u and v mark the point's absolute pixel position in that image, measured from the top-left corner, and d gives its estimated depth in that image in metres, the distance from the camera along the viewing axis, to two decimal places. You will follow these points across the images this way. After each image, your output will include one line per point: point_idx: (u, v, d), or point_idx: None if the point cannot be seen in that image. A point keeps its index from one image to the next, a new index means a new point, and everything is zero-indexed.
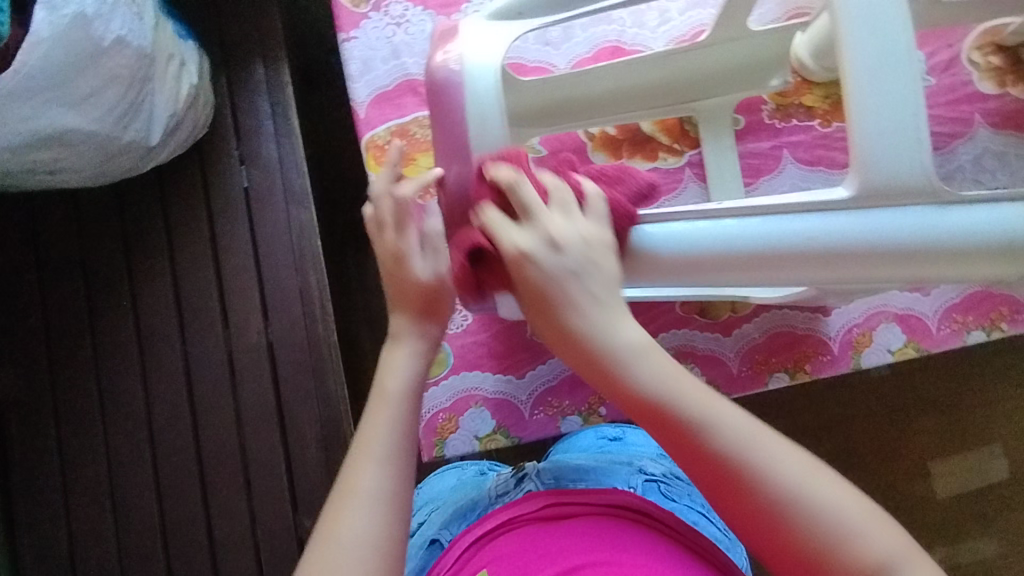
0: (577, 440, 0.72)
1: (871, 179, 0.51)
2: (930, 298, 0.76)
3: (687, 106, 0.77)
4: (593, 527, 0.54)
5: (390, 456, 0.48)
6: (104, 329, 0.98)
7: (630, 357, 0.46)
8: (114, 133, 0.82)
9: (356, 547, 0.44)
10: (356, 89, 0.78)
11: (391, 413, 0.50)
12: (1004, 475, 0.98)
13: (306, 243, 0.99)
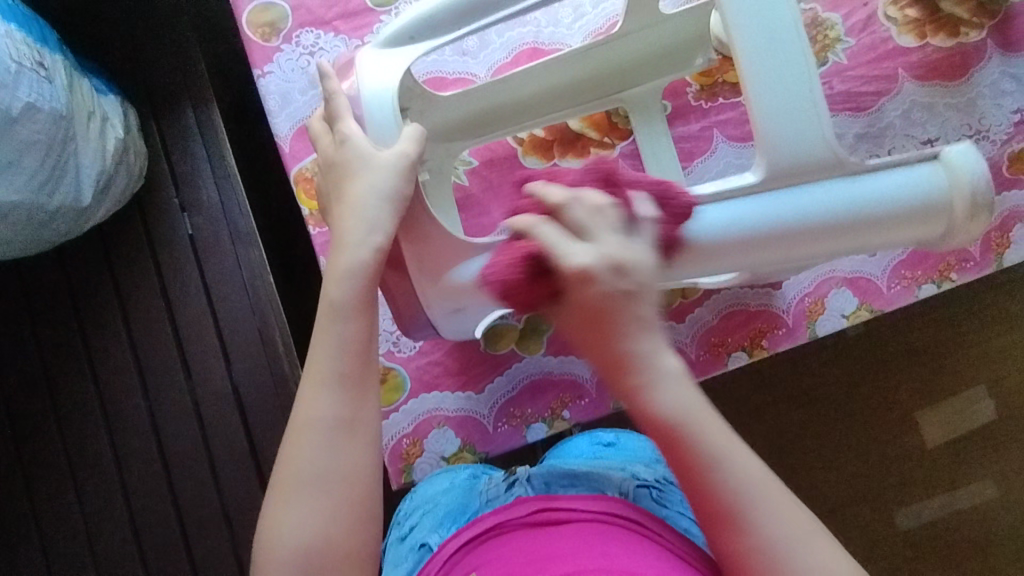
0: (571, 445, 0.72)
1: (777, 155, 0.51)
2: (877, 258, 0.76)
3: (617, 97, 0.76)
4: (578, 531, 0.51)
5: (343, 379, 0.48)
6: (65, 395, 0.97)
7: (661, 382, 0.43)
8: (40, 200, 0.81)
9: (316, 476, 0.46)
10: (278, 124, 0.77)
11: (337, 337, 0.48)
12: (987, 418, 0.98)
13: (259, 282, 0.98)
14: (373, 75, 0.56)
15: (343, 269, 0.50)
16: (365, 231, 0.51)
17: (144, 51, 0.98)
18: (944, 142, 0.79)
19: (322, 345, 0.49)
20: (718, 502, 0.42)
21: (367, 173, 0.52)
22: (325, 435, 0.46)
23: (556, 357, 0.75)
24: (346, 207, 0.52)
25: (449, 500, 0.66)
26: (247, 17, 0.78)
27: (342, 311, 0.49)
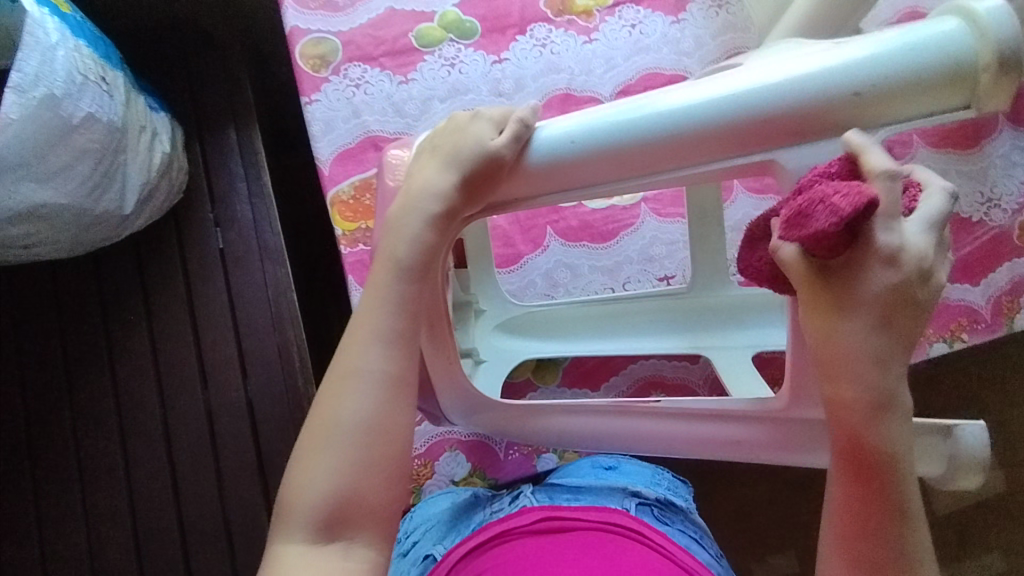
0: (572, 467, 0.71)
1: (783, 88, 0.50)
2: (982, 288, 0.80)
3: None
4: (583, 541, 0.52)
5: (390, 336, 0.54)
6: (82, 397, 0.99)
7: (887, 478, 0.48)
8: (86, 205, 0.85)
9: (356, 425, 0.52)
10: (320, 148, 0.82)
11: (388, 310, 0.55)
12: (996, 487, 0.98)
13: (283, 299, 1.00)
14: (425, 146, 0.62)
15: (373, 340, 0.54)
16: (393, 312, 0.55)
17: (197, 76, 1.04)
18: (957, 208, 0.82)
19: (375, 310, 0.55)
20: (865, 561, 0.49)
21: (415, 242, 0.56)
22: (371, 383, 0.53)
23: (569, 390, 0.77)
24: (392, 238, 0.56)
25: (454, 516, 0.67)
26: (300, 49, 0.83)
27: (372, 381, 0.53)
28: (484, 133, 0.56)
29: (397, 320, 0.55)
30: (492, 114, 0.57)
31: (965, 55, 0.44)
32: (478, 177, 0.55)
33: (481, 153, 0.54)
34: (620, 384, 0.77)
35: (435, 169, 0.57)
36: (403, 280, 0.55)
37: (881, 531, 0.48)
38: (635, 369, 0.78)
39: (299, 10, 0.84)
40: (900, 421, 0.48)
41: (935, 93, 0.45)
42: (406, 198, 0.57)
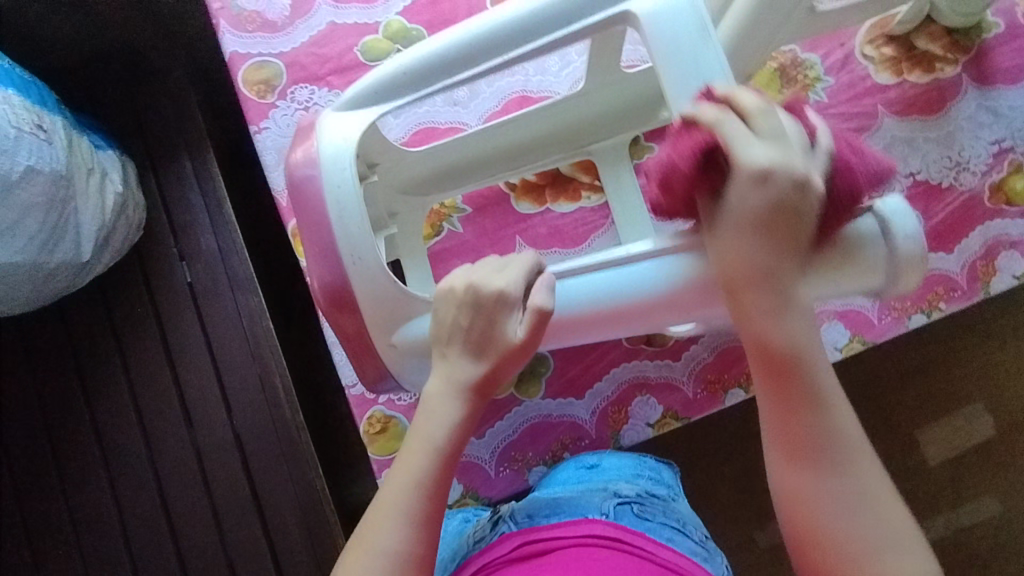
0: (556, 474, 0.71)
1: None
2: (954, 255, 0.80)
3: (581, 149, 0.77)
4: (560, 560, 0.51)
5: (410, 513, 0.47)
6: (66, 449, 0.97)
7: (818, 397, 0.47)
8: (41, 259, 0.82)
9: None
10: (274, 178, 0.79)
11: (416, 470, 0.48)
12: (986, 435, 0.99)
13: (258, 328, 0.98)
14: (332, 138, 0.56)
15: (390, 512, 0.47)
16: (416, 487, 0.47)
17: (143, 106, 1.00)
18: (927, 175, 0.81)
19: (400, 473, 0.48)
20: (805, 445, 0.47)
21: (441, 431, 0.49)
22: (379, 565, 0.45)
23: (554, 400, 0.76)
24: (423, 414, 0.50)
25: (444, 550, 0.66)
26: (242, 75, 0.80)
27: (385, 564, 0.45)
28: (512, 321, 0.50)
29: (424, 501, 0.47)
30: (506, 299, 0.50)
31: (875, 251, 0.51)
32: (503, 364, 0.50)
33: (515, 347, 0.50)
34: (605, 390, 0.76)
35: (461, 353, 0.51)
36: (431, 459, 0.48)
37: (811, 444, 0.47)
38: (619, 372, 0.76)
39: (237, 34, 0.81)
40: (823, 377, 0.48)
41: (852, 278, 0.52)
42: (433, 394, 0.51)
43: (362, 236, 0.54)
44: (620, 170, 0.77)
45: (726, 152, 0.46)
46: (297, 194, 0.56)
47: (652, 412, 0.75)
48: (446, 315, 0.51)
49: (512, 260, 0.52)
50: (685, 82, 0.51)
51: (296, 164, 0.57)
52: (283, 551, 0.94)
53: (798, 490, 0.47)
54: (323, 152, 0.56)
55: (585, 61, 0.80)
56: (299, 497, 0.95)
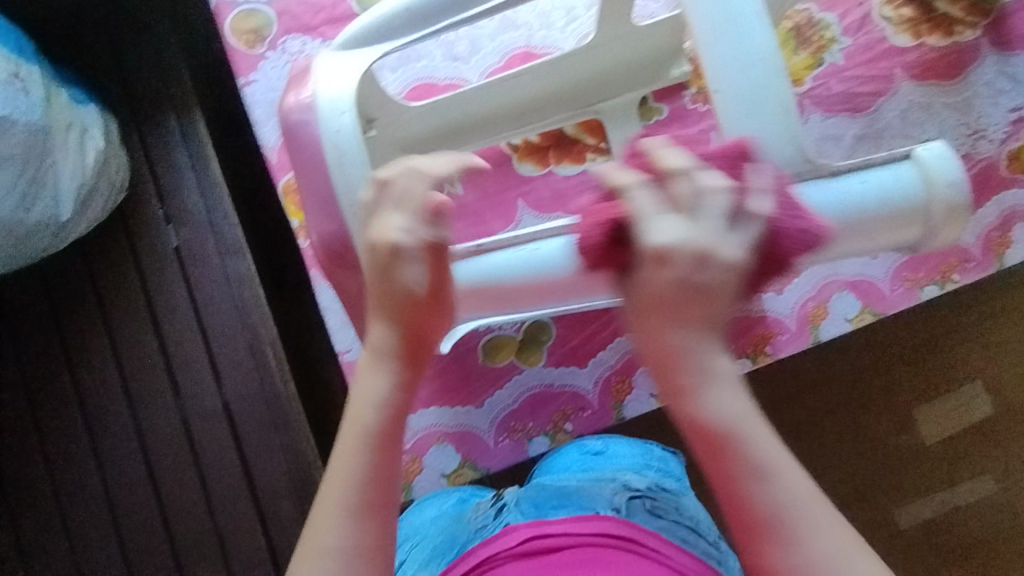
0: (557, 458, 0.69)
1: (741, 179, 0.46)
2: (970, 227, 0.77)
3: (591, 106, 0.73)
4: (575, 559, 0.49)
5: (357, 507, 0.43)
6: (48, 416, 0.94)
7: (730, 416, 0.43)
8: (18, 216, 0.78)
9: None
10: (264, 133, 0.75)
11: (354, 460, 0.44)
12: (984, 414, 0.98)
13: (248, 295, 0.95)
14: (327, 79, 0.52)
15: (335, 509, 0.43)
16: (362, 475, 0.44)
17: (126, 60, 0.96)
18: (943, 143, 0.78)
19: (340, 471, 0.45)
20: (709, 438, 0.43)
21: (376, 407, 0.46)
22: (333, 565, 0.42)
23: (556, 369, 0.73)
24: (360, 389, 0.47)
25: (438, 531, 0.63)
26: (230, 24, 0.76)
27: (337, 562, 0.42)
28: (434, 271, 0.44)
29: (371, 487, 0.44)
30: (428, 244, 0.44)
31: (916, 202, 0.48)
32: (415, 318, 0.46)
33: (414, 301, 0.45)
34: (609, 359, 0.73)
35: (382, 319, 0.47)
36: (371, 441, 0.45)
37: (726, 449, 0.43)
38: (623, 342, 0.73)
39: None
40: (711, 381, 0.44)
41: (886, 232, 0.49)
42: (366, 368, 0.47)
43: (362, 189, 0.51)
44: (629, 129, 0.74)
45: (636, 231, 0.43)
46: (295, 140, 0.53)
47: (657, 382, 0.73)
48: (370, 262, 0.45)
49: (434, 168, 0.44)
50: (712, 16, 0.46)
51: (291, 107, 0.54)
52: (274, 522, 0.92)
53: (731, 486, 0.43)
54: (316, 93, 0.51)
55: (594, 15, 0.76)
56: (290, 469, 0.92)
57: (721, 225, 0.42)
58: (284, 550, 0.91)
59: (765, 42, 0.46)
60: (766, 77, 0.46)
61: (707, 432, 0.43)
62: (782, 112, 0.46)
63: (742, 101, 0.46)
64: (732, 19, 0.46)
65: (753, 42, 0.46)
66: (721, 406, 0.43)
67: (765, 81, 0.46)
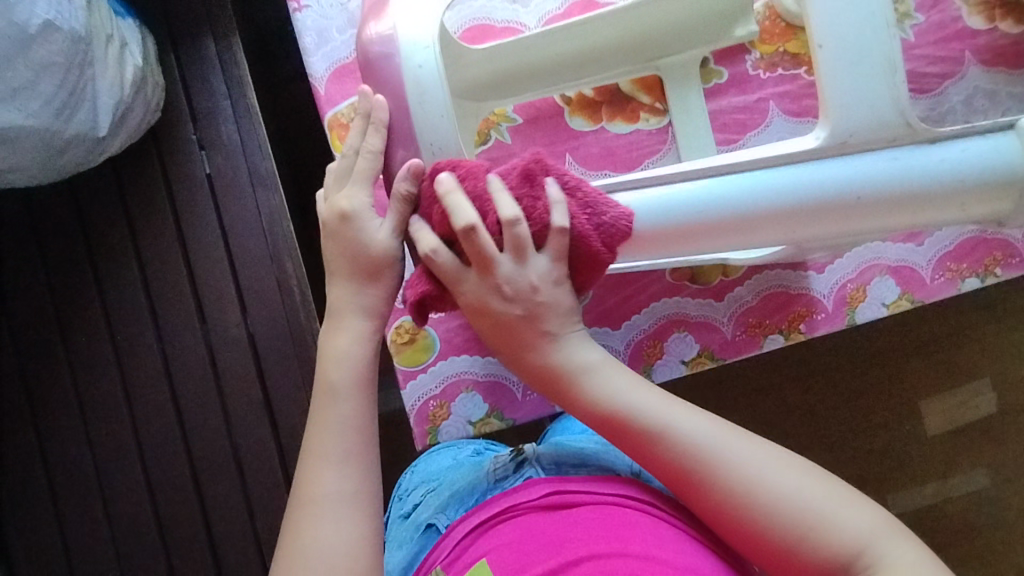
0: (575, 420, 0.71)
1: (838, 122, 0.45)
2: None
3: (651, 63, 0.72)
4: (592, 515, 0.51)
5: (346, 456, 0.48)
6: (74, 332, 0.94)
7: (630, 404, 0.50)
8: (57, 128, 0.77)
9: (320, 560, 0.45)
10: (313, 63, 0.73)
11: (336, 413, 0.49)
12: (991, 411, 0.99)
13: (278, 229, 0.95)
14: (411, 17, 0.50)
15: (326, 460, 0.48)
16: (345, 423, 0.49)
17: None
18: None
19: (321, 429, 0.49)
20: (614, 431, 0.51)
21: (352, 357, 0.51)
22: (333, 509, 0.46)
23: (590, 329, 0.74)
24: (333, 336, 0.52)
25: (454, 478, 0.66)
26: None
27: (334, 502, 0.46)
28: (506, 289, 0.50)
29: (351, 433, 0.49)
30: (516, 287, 0.50)
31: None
32: (381, 275, 0.53)
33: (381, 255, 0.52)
34: (643, 322, 0.74)
35: (347, 279, 0.53)
36: (349, 393, 0.50)
37: (636, 426, 0.50)
38: (658, 307, 0.74)
39: None
40: (589, 377, 0.51)
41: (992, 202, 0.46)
42: (328, 329, 0.53)
43: (443, 125, 0.49)
44: (688, 90, 0.72)
45: (450, 287, 0.50)
46: (372, 71, 0.51)
47: (688, 350, 0.73)
48: (415, 285, 0.51)
49: (361, 140, 0.52)
50: None
51: (370, 40, 0.51)
52: (291, 454, 0.94)
53: (682, 472, 0.48)
54: (400, 30, 0.49)
55: None
56: (309, 404, 0.94)
57: (513, 258, 0.49)
58: None
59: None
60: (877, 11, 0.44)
61: (614, 424, 0.50)
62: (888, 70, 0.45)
63: (846, 44, 0.45)
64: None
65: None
66: (621, 398, 0.51)
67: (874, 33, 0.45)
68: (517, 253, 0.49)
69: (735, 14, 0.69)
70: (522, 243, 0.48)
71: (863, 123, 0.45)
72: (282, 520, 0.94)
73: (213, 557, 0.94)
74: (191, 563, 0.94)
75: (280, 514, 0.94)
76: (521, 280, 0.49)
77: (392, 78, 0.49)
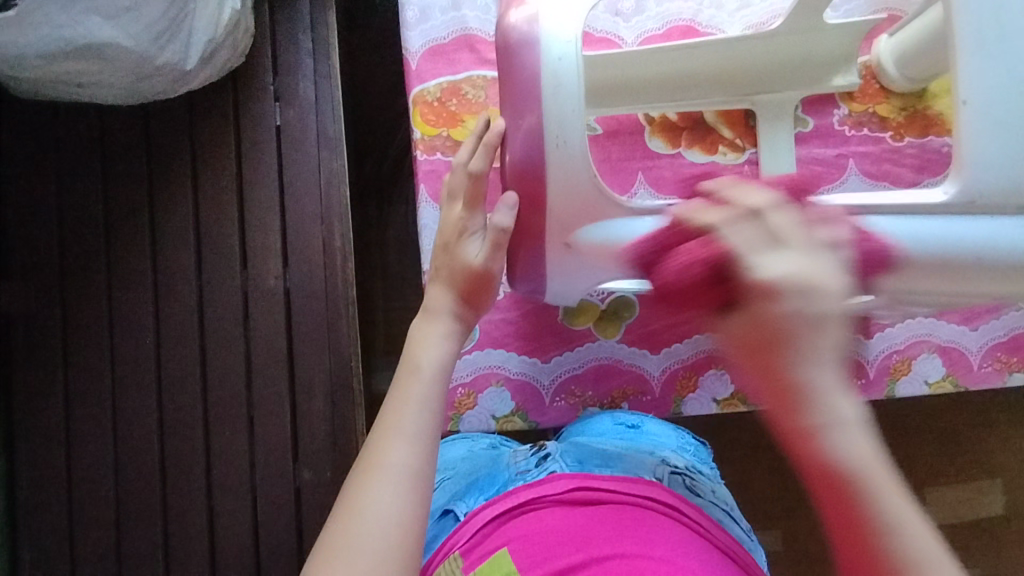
0: (593, 423, 0.70)
1: (970, 178, 0.49)
2: None
3: (747, 97, 0.73)
4: (617, 514, 0.52)
5: (417, 431, 0.47)
6: (119, 253, 0.96)
7: (840, 424, 0.40)
8: (148, 52, 0.78)
9: (376, 524, 0.42)
10: (410, 38, 0.75)
11: (418, 390, 0.49)
12: (999, 512, 0.98)
13: (335, 192, 0.96)
14: (556, 12, 0.55)
15: (398, 430, 0.47)
16: (424, 403, 0.49)
17: None
18: None
19: (400, 402, 0.48)
20: (791, 421, 0.41)
21: (441, 350, 0.53)
22: (395, 478, 0.44)
23: (629, 348, 0.75)
24: (423, 324, 0.55)
25: (472, 469, 0.66)
26: None
27: (395, 478, 0.44)
28: (800, 318, 0.39)
29: (428, 416, 0.48)
30: (794, 284, 0.39)
31: None
32: (480, 290, 0.57)
33: (476, 268, 0.56)
34: (681, 352, 0.74)
35: (444, 284, 0.57)
36: (432, 376, 0.50)
37: (856, 492, 0.40)
38: (700, 341, 0.74)
39: None
40: (820, 371, 0.40)
41: None
42: (421, 320, 0.56)
43: (572, 119, 0.53)
44: (775, 130, 0.73)
45: (740, 265, 0.41)
46: (511, 57, 0.56)
47: (722, 389, 0.74)
48: (689, 256, 0.44)
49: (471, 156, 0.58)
50: (982, 14, 0.49)
51: (514, 27, 0.56)
52: (302, 413, 0.95)
53: (851, 495, 0.40)
54: (544, 25, 0.54)
55: (776, 11, 0.74)
56: (331, 369, 0.95)
57: (823, 267, 0.40)
58: (305, 441, 0.95)
59: None
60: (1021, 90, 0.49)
61: (791, 391, 0.40)
62: None
63: (992, 112, 0.49)
64: (1004, 30, 0.49)
65: (1016, 65, 0.49)
66: (839, 409, 0.40)
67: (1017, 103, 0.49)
68: (781, 243, 0.41)
69: (835, 62, 0.71)
70: (777, 235, 0.42)
71: (993, 181, 0.49)
72: (280, 476, 0.94)
73: (205, 499, 0.94)
74: (183, 500, 0.95)
75: (280, 469, 0.94)
76: (809, 280, 0.40)
77: (533, 66, 0.54)
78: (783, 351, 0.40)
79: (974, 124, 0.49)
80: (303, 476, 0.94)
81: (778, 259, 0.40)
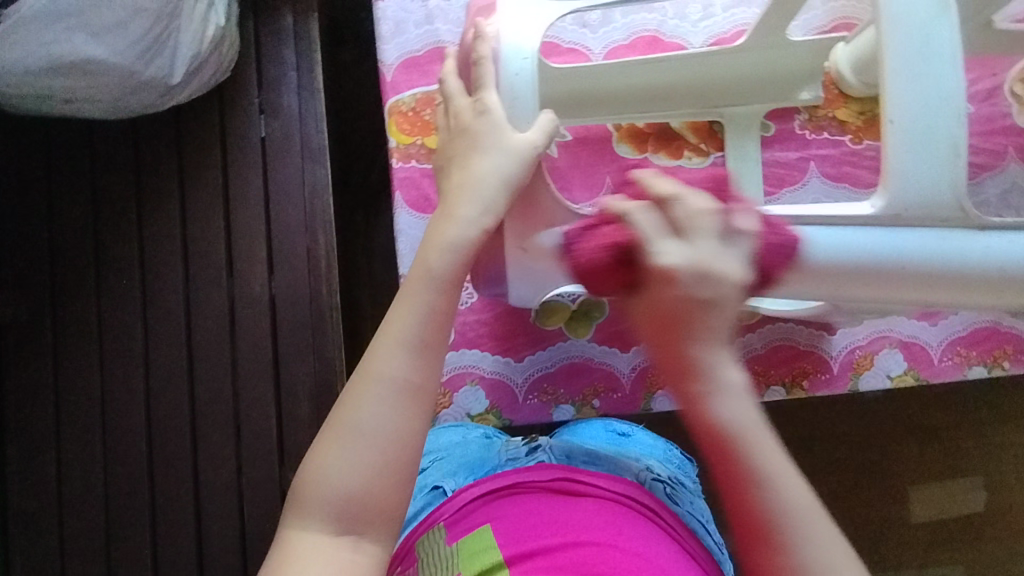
0: (586, 428, 0.72)
1: (900, 194, 0.51)
2: None
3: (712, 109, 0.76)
4: (598, 507, 0.53)
5: (416, 344, 0.47)
6: (108, 262, 0.98)
7: (723, 386, 0.45)
8: (134, 67, 0.81)
9: (368, 436, 0.46)
10: (386, 51, 0.78)
11: (423, 300, 0.48)
12: (977, 508, 1.00)
13: (318, 201, 0.98)
14: (513, 28, 0.57)
15: (396, 345, 0.47)
16: (427, 313, 0.48)
17: None
18: None
19: (403, 312, 0.49)
20: (676, 369, 0.46)
21: (459, 250, 0.50)
22: (389, 393, 0.46)
23: (599, 346, 0.77)
24: (443, 224, 0.51)
25: (464, 453, 0.68)
26: None
27: (392, 389, 0.47)
28: (705, 283, 0.43)
29: (428, 327, 0.48)
30: (698, 264, 0.44)
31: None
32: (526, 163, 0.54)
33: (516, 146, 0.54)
34: None
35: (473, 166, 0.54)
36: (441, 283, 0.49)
37: (739, 446, 0.44)
38: None
39: None
40: (711, 337, 0.45)
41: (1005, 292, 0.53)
42: (450, 211, 0.52)
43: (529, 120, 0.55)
44: (737, 134, 0.76)
45: (645, 252, 0.45)
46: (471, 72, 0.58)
47: None
48: (603, 238, 0.48)
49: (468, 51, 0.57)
50: (911, 44, 0.52)
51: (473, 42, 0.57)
52: (289, 417, 0.97)
53: (736, 455, 0.44)
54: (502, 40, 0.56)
55: (736, 21, 0.77)
56: (316, 373, 0.97)
57: (716, 236, 0.45)
58: (291, 445, 0.96)
59: (955, 88, 0.51)
60: (945, 114, 0.51)
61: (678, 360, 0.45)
62: (949, 156, 0.51)
63: (917, 131, 0.51)
64: (927, 55, 0.52)
65: (943, 86, 0.51)
66: (722, 373, 0.45)
67: (942, 125, 0.51)
68: (699, 238, 0.44)
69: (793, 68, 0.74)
70: (681, 225, 0.45)
71: (920, 198, 0.51)
72: (266, 479, 0.96)
73: (193, 502, 0.96)
74: (171, 504, 0.96)
75: (266, 472, 0.96)
76: (711, 267, 0.44)
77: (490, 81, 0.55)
78: (690, 330, 0.45)
79: (901, 143, 0.51)
80: (290, 479, 0.96)
81: (690, 249, 0.44)
